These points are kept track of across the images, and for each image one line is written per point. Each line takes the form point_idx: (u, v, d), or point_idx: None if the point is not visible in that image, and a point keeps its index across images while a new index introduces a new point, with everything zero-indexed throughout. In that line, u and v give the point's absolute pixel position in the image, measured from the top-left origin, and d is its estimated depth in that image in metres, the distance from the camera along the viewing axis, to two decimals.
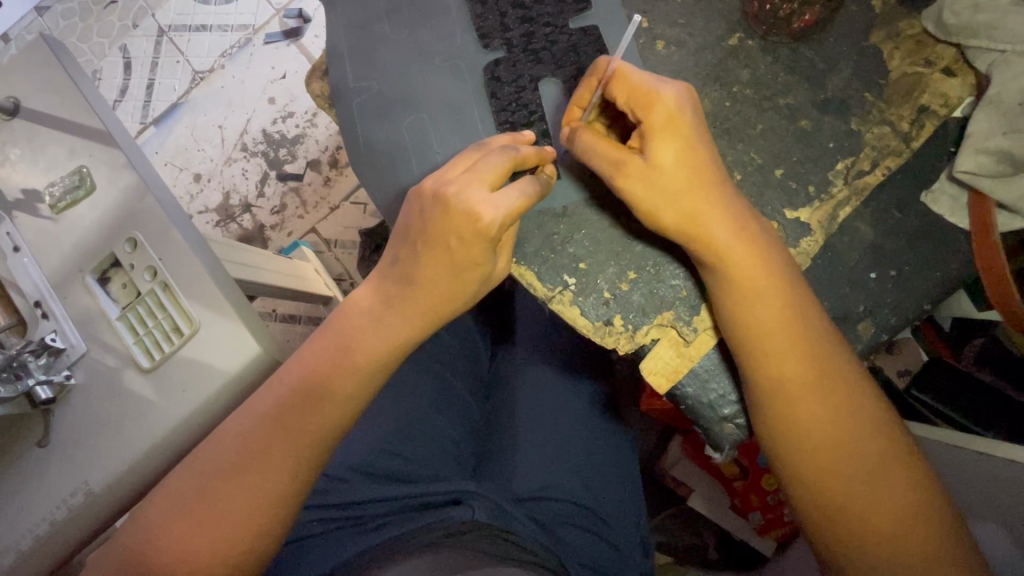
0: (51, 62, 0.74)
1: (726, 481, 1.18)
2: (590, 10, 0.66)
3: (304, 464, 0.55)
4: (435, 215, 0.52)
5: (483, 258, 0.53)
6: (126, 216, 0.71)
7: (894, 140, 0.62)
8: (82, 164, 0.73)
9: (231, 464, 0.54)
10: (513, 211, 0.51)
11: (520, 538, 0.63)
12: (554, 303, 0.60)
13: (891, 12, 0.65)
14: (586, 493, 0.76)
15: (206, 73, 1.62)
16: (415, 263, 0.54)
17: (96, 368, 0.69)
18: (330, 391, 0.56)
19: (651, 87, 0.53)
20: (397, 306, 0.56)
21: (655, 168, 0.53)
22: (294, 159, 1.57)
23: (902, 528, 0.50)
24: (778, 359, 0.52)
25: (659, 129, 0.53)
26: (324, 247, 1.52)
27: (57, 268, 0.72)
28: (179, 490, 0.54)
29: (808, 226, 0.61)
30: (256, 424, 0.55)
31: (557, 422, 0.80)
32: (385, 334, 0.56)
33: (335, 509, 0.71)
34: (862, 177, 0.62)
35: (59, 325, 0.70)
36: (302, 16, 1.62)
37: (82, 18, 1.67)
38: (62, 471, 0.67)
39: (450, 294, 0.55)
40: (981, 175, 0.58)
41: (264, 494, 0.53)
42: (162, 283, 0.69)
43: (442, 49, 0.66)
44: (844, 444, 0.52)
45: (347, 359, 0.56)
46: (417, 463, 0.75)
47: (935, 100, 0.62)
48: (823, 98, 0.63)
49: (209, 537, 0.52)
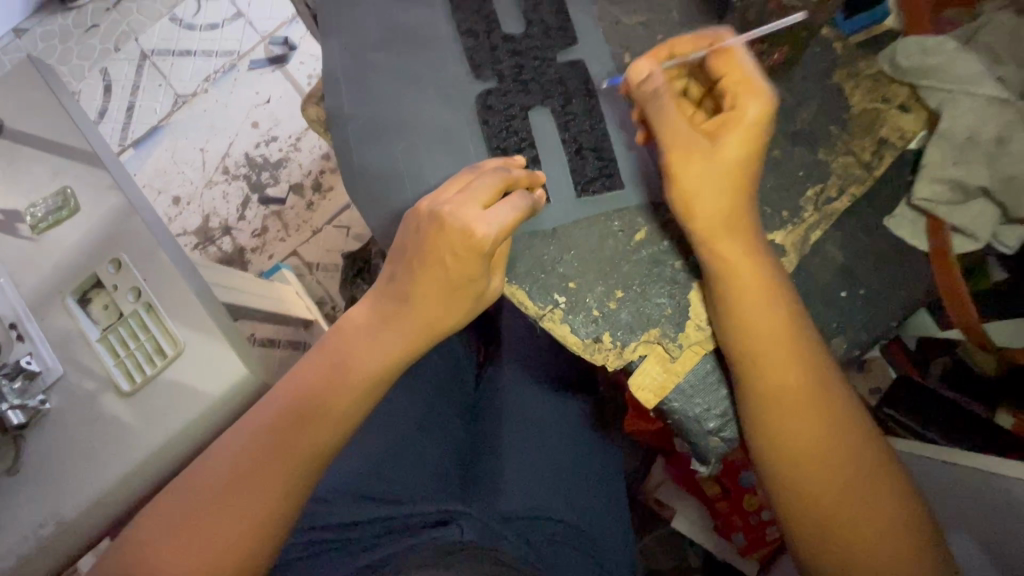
0: (41, 85, 0.75)
1: (707, 500, 1.20)
2: (576, 45, 0.69)
3: (299, 480, 0.55)
4: (431, 232, 0.53)
5: (474, 272, 0.54)
6: (111, 237, 0.71)
7: (859, 169, 0.66)
8: (65, 184, 0.72)
9: (224, 482, 0.53)
10: (505, 228, 0.52)
11: (506, 554, 0.62)
12: (544, 320, 0.61)
13: (851, 53, 0.69)
14: (575, 510, 0.76)
15: (189, 97, 1.63)
16: (411, 280, 0.55)
17: (73, 391, 0.67)
18: (327, 406, 0.56)
19: (753, 81, 0.56)
20: (392, 322, 0.57)
21: (716, 158, 0.56)
22: (277, 182, 1.57)
23: (885, 536, 0.52)
24: (773, 367, 0.55)
25: (743, 124, 0.55)
26: (306, 270, 1.52)
27: (34, 288, 0.70)
28: (165, 511, 0.52)
29: (783, 247, 0.64)
30: (253, 439, 0.54)
31: (547, 440, 0.81)
32: (381, 351, 0.57)
33: (327, 531, 0.71)
34: (830, 203, 0.65)
35: (35, 346, 0.68)
36: (287, 43, 1.65)
37: (63, 41, 1.70)
38: (31, 501, 0.65)
39: (443, 310, 0.56)
40: (937, 203, 0.63)
41: (257, 511, 0.52)
42: (146, 304, 0.69)
43: (430, 78, 0.68)
44: (830, 453, 0.54)
45: (345, 374, 0.57)
46: (406, 483, 0.75)
47: (893, 134, 0.66)
48: (793, 129, 0.68)
49: (197, 557, 0.50)
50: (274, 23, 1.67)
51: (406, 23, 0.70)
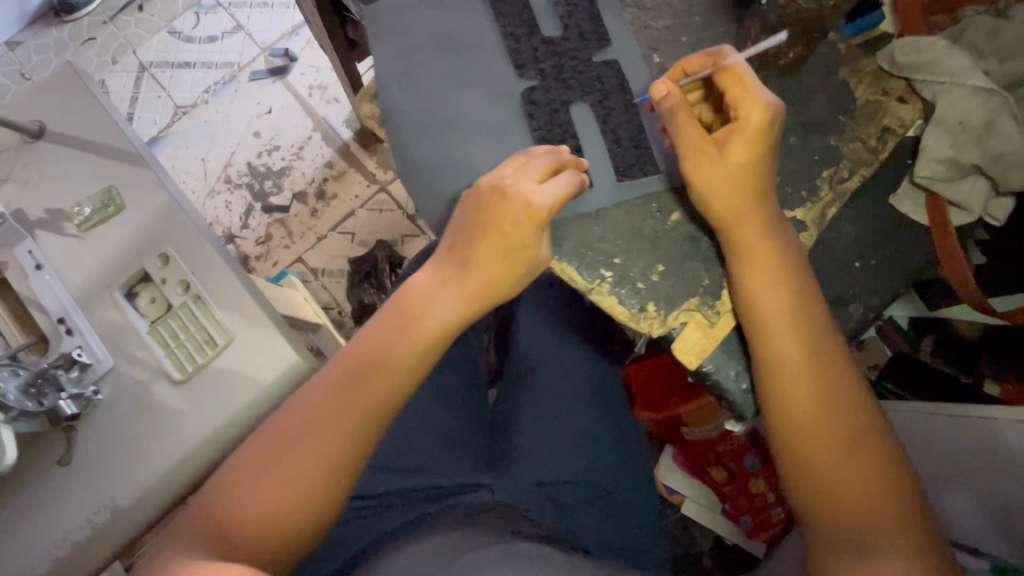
0: (77, 90, 0.78)
1: (716, 488, 1.25)
2: (611, 46, 0.63)
3: (364, 433, 0.55)
4: (492, 203, 0.56)
5: (531, 239, 0.56)
6: (155, 233, 0.73)
7: (866, 153, 0.58)
8: (110, 184, 0.75)
9: (282, 445, 0.54)
10: (559, 199, 0.55)
11: (536, 515, 0.72)
12: (594, 294, 0.58)
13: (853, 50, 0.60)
14: (603, 478, 0.79)
15: (189, 108, 1.65)
16: (470, 247, 0.57)
17: (124, 382, 0.70)
18: (383, 364, 0.57)
19: (753, 89, 0.54)
20: (451, 286, 0.58)
21: (725, 163, 0.55)
22: (280, 191, 1.60)
23: (869, 481, 0.52)
24: (774, 321, 0.55)
25: (749, 129, 0.54)
26: (311, 277, 1.55)
27: (83, 283, 0.73)
28: (227, 472, 0.53)
29: (804, 224, 0.58)
30: (319, 396, 0.56)
31: (574, 415, 0.81)
32: (442, 315, 0.58)
33: (368, 498, 0.76)
34: (844, 183, 0.58)
35: (85, 339, 0.70)
36: (287, 55, 1.68)
37: (58, 53, 1.72)
38: (88, 489, 0.67)
39: (498, 281, 0.57)
40: (937, 181, 0.57)
41: (326, 460, 0.53)
42: (195, 296, 0.71)
43: (462, 48, 0.63)
44: (825, 400, 0.54)
45: (405, 334, 0.58)
46: (432, 458, 0.78)
47: (893, 122, 0.59)
48: (808, 116, 0.59)
49: (275, 502, 0.52)
50: (274, 35, 1.70)
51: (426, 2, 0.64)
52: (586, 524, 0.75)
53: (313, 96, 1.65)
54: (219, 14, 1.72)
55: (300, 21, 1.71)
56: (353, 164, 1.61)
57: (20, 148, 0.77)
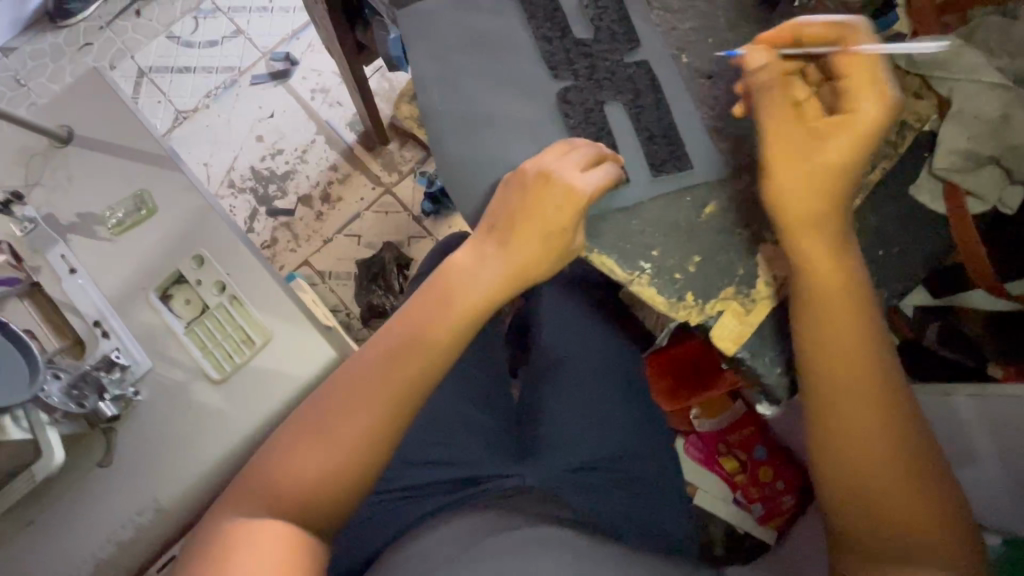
0: (102, 97, 0.79)
1: (727, 478, 1.25)
2: (641, 46, 0.66)
3: (406, 404, 0.56)
4: (536, 187, 0.59)
5: (568, 222, 0.59)
6: (188, 235, 0.74)
7: (888, 148, 0.60)
8: (140, 188, 0.75)
9: (329, 414, 0.55)
10: (599, 187, 0.59)
11: (569, 502, 0.73)
12: (633, 285, 0.61)
13: (869, 52, 0.62)
14: (632, 465, 0.81)
15: (190, 113, 1.65)
16: (512, 228, 0.59)
17: (162, 384, 0.70)
18: (426, 338, 0.57)
19: (869, 83, 0.54)
20: (492, 264, 0.59)
21: (823, 156, 0.55)
22: (284, 195, 1.59)
23: (894, 470, 0.53)
24: (826, 303, 0.56)
25: (853, 126, 0.54)
26: (318, 280, 1.54)
27: (118, 286, 0.73)
28: (286, 433, 0.55)
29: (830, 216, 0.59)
30: (367, 365, 0.57)
31: (602, 406, 0.82)
32: (482, 288, 0.59)
33: (400, 490, 0.77)
34: (866, 176, 0.60)
35: (121, 342, 0.71)
36: (288, 59, 1.67)
37: (54, 59, 1.70)
38: (129, 488, 0.67)
39: (537, 263, 0.60)
40: (955, 172, 0.59)
41: (370, 428, 0.55)
42: (231, 297, 0.72)
43: (495, 52, 0.66)
44: (865, 386, 0.55)
45: (447, 308, 0.59)
46: (460, 448, 0.80)
47: (909, 118, 0.60)
48: None
49: (326, 463, 0.54)
50: (274, 39, 1.69)
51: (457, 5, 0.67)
52: (616, 507, 0.75)
53: (316, 99, 1.64)
54: (218, 19, 1.72)
55: (301, 24, 1.70)
56: (357, 166, 1.59)
57: (48, 153, 0.77)
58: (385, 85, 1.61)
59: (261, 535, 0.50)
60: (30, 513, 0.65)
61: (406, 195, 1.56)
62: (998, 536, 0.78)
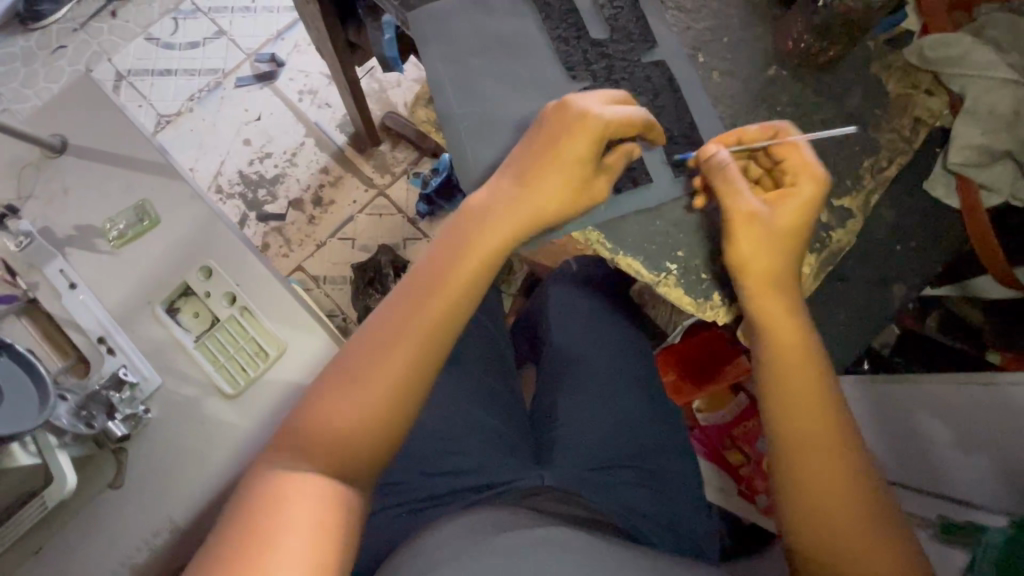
0: (96, 104, 0.76)
1: (732, 469, 1.25)
2: (658, 46, 0.66)
3: (436, 346, 0.54)
4: (554, 119, 0.58)
5: (586, 155, 0.57)
6: (194, 246, 0.72)
7: (902, 143, 0.61)
8: (142, 197, 0.73)
9: (361, 361, 0.53)
10: (621, 118, 0.57)
11: (591, 501, 0.69)
12: (660, 286, 0.61)
13: (881, 49, 0.63)
14: (653, 465, 0.78)
15: (173, 117, 1.60)
16: (531, 161, 0.58)
17: (172, 401, 0.68)
18: (451, 279, 0.56)
19: (809, 167, 0.57)
20: (512, 198, 0.58)
21: (775, 224, 0.57)
22: (275, 199, 1.54)
23: (841, 497, 0.53)
24: (773, 325, 0.57)
25: (800, 198, 0.57)
26: (313, 284, 1.48)
27: (123, 301, 0.71)
28: (315, 386, 0.53)
29: (850, 212, 0.60)
30: (393, 309, 0.55)
31: (620, 404, 0.80)
32: (507, 222, 0.57)
33: (408, 500, 0.72)
34: (882, 172, 0.61)
35: (128, 358, 0.68)
36: (274, 60, 1.63)
37: (25, 62, 1.64)
38: (143, 509, 0.65)
39: (561, 204, 0.57)
40: (969, 166, 0.60)
41: (401, 371, 0.53)
42: (242, 308, 0.71)
43: (511, 56, 0.66)
44: (812, 409, 0.55)
45: (472, 247, 0.57)
46: (470, 456, 0.73)
47: (923, 115, 0.62)
48: (847, 112, 0.62)
49: (357, 410, 0.51)
50: (259, 40, 1.65)
51: (471, 10, 0.68)
52: (642, 507, 0.73)
53: (304, 101, 1.60)
54: (199, 20, 1.67)
55: (286, 24, 1.66)
56: (349, 169, 1.54)
57: (41, 164, 0.74)
58: (375, 85, 1.58)
59: (301, 486, 0.48)
60: (35, 541, 0.62)
61: (400, 198, 1.52)
62: (1002, 515, 0.71)
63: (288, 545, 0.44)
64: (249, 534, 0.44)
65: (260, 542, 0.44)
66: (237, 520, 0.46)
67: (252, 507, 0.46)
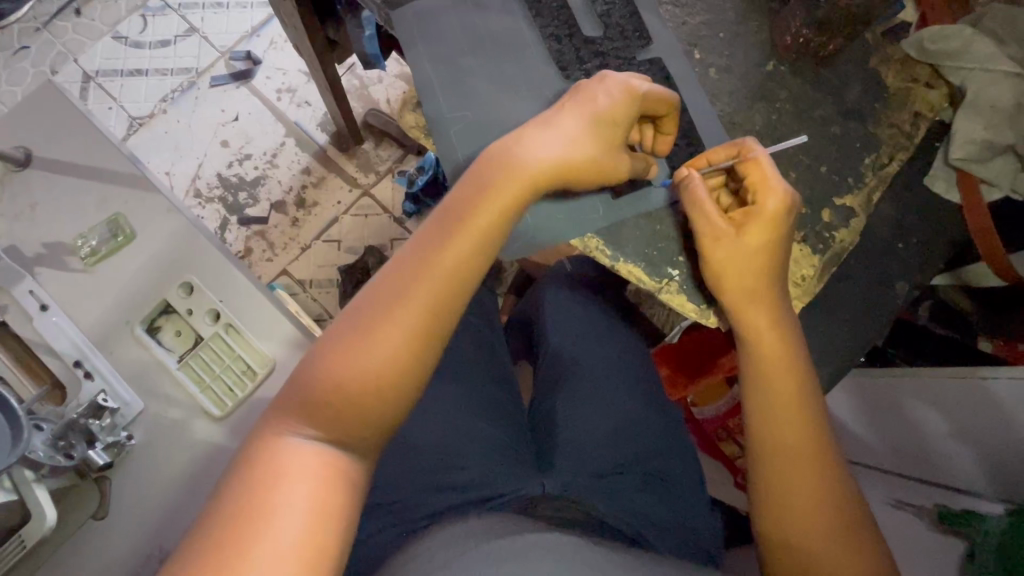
0: (63, 112, 0.72)
1: (728, 462, 1.23)
2: (653, 43, 0.64)
3: (445, 302, 0.51)
4: (589, 84, 0.59)
5: (623, 118, 0.57)
6: (174, 261, 0.69)
7: (903, 138, 0.61)
8: (115, 212, 0.69)
9: (372, 315, 0.50)
10: (658, 91, 0.58)
11: (596, 509, 0.66)
12: (662, 294, 0.61)
13: (879, 43, 0.63)
14: (660, 469, 0.75)
15: (146, 118, 1.53)
16: (560, 114, 0.57)
17: (157, 425, 0.65)
18: (464, 228, 0.53)
19: (772, 182, 0.56)
20: (536, 144, 0.56)
21: (741, 246, 0.56)
22: (256, 202, 1.49)
23: (811, 503, 0.54)
24: (755, 331, 0.57)
25: (763, 215, 0.56)
26: (299, 289, 1.44)
27: (99, 322, 0.67)
28: (321, 344, 0.51)
29: (852, 210, 0.60)
30: (402, 262, 0.52)
31: (621, 406, 0.78)
32: (535, 163, 0.55)
33: (401, 519, 0.66)
34: (884, 168, 0.60)
35: (107, 383, 0.64)
36: (250, 57, 1.57)
37: None
38: (132, 541, 0.62)
39: (588, 158, 0.56)
40: (971, 161, 0.60)
41: (408, 328, 0.50)
42: (226, 325, 0.68)
43: (503, 58, 0.64)
44: (790, 414, 0.56)
45: (486, 193, 0.54)
46: (471, 470, 0.69)
47: (924, 108, 0.61)
48: (847, 107, 0.62)
49: (363, 369, 0.49)
50: (233, 37, 1.59)
51: (459, 9, 0.66)
52: (653, 515, 0.70)
53: (283, 99, 1.55)
54: (169, 16, 1.60)
55: (261, 20, 1.60)
56: (332, 168, 1.50)
57: (5, 178, 0.70)
58: (355, 82, 1.54)
59: (298, 457, 0.46)
60: None
61: (385, 197, 1.49)
62: (1001, 505, 0.70)
63: (282, 518, 0.43)
64: (242, 510, 0.43)
65: (256, 514, 0.43)
66: (233, 494, 0.44)
67: (248, 479, 0.45)
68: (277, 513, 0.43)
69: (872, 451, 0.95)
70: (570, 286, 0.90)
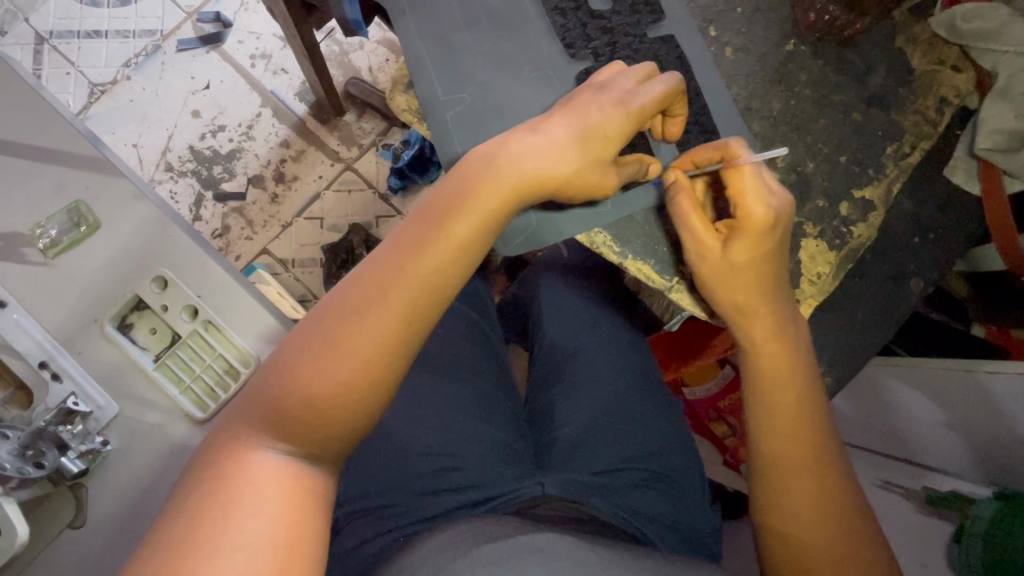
0: (15, 85, 0.65)
1: (719, 443, 1.17)
2: (665, 19, 0.60)
3: (420, 310, 0.47)
4: (582, 92, 0.55)
5: (617, 132, 0.52)
6: (145, 253, 0.63)
7: (926, 126, 0.59)
8: (77, 199, 0.63)
9: (340, 322, 0.46)
10: (657, 98, 0.53)
11: (596, 507, 0.62)
12: (673, 292, 0.59)
13: (902, 23, 0.60)
14: (662, 460, 0.74)
15: (108, 85, 1.42)
16: (548, 122, 0.53)
17: (135, 430, 0.61)
18: (443, 229, 0.49)
19: (754, 194, 0.52)
20: (518, 148, 0.51)
21: (728, 261, 0.54)
22: (232, 176, 1.40)
23: (810, 511, 0.52)
24: (761, 339, 0.55)
25: (748, 230, 0.53)
26: (281, 268, 1.37)
27: (64, 320, 0.62)
28: (285, 353, 0.47)
29: (871, 204, 0.58)
30: (373, 265, 0.48)
31: (620, 397, 0.77)
32: (522, 171, 0.51)
33: (397, 520, 0.63)
34: (905, 158, 0.58)
35: (79, 386, 0.60)
36: (220, 19, 1.46)
37: None
38: (113, 550, 0.59)
39: (574, 175, 0.52)
40: (996, 152, 0.57)
41: (377, 337, 0.46)
42: (205, 322, 0.63)
43: (506, 35, 0.60)
44: (791, 421, 0.55)
45: (467, 194, 0.50)
46: (472, 469, 0.67)
47: (949, 93, 0.59)
48: (868, 92, 0.59)
49: (330, 381, 0.45)
50: None
51: None
52: (655, 509, 0.69)
53: (258, 66, 1.45)
54: None
55: None
56: (313, 141, 1.42)
57: None
58: (335, 49, 1.44)
59: (263, 477, 0.43)
60: None
61: (368, 171, 1.41)
62: (987, 490, 0.70)
63: (243, 546, 0.40)
64: (196, 540, 0.39)
65: (223, 530, 0.40)
66: (197, 508, 0.41)
67: (211, 493, 0.42)
68: (244, 529, 0.40)
69: (858, 432, 0.95)
70: (572, 272, 0.88)
